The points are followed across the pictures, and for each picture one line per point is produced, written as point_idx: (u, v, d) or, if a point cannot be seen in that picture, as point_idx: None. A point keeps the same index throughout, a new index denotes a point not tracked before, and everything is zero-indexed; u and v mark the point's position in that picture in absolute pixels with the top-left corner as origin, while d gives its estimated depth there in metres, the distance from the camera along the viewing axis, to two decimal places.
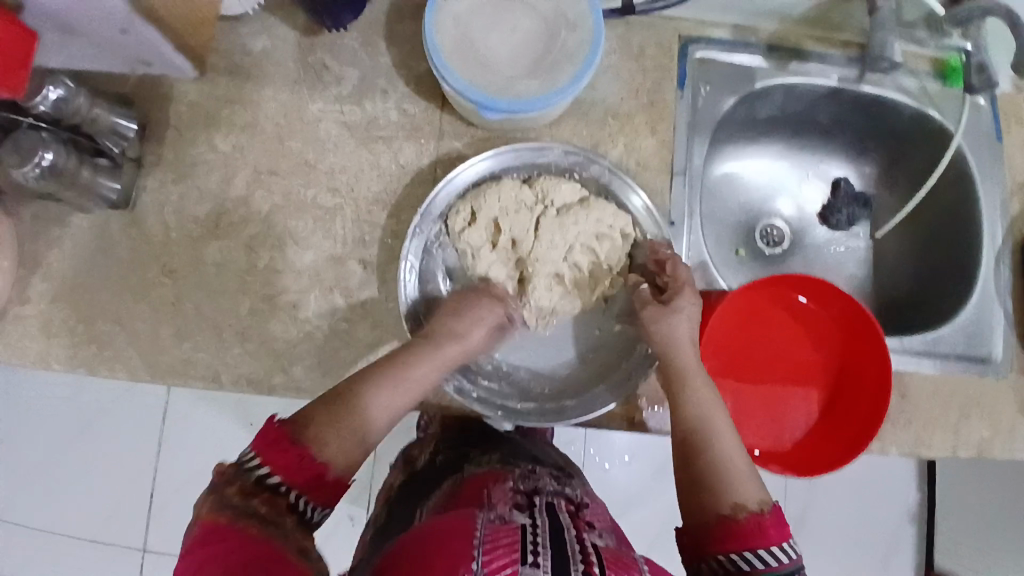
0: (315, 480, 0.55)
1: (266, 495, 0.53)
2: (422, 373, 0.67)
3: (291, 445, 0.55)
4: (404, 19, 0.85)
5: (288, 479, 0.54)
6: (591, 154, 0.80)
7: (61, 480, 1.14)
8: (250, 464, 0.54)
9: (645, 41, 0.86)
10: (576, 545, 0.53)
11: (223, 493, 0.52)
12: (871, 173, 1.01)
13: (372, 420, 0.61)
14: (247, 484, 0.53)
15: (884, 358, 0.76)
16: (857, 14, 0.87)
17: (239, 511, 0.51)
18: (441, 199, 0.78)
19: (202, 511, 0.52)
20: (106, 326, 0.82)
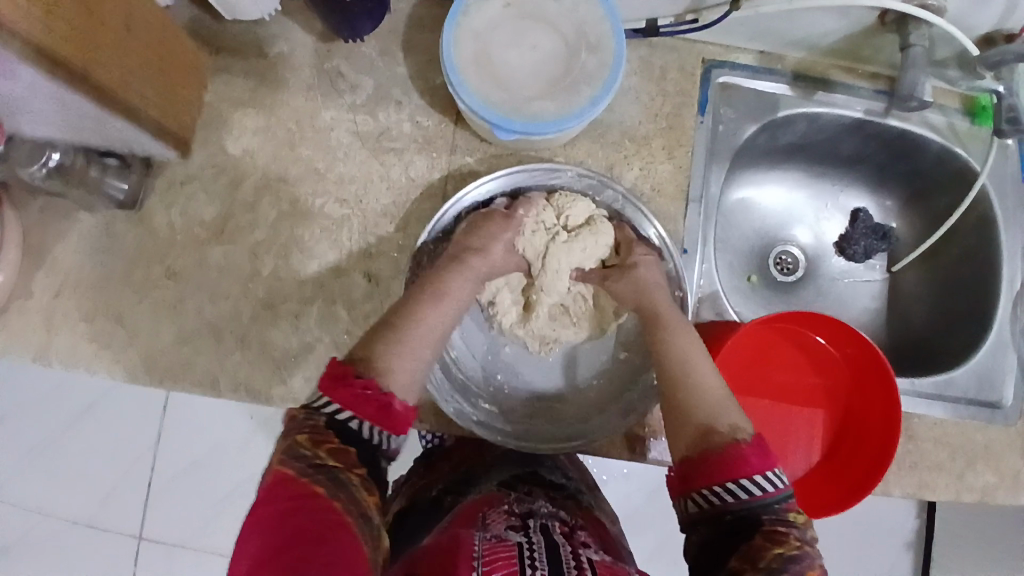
0: (385, 410, 0.53)
1: (338, 440, 0.51)
2: (457, 288, 0.67)
3: (354, 380, 0.53)
4: (424, 29, 0.84)
5: (358, 413, 0.52)
6: (604, 179, 0.78)
7: (54, 464, 1.09)
8: (321, 405, 0.53)
9: (668, 64, 0.85)
10: (573, 564, 0.52)
11: (296, 440, 0.50)
12: (891, 207, 0.98)
13: (422, 336, 0.61)
14: (320, 425, 0.51)
15: (892, 403, 0.74)
16: (886, 49, 0.84)
17: (311, 461, 0.49)
18: (449, 216, 0.77)
19: (275, 455, 0.50)
20: (107, 325, 0.81)
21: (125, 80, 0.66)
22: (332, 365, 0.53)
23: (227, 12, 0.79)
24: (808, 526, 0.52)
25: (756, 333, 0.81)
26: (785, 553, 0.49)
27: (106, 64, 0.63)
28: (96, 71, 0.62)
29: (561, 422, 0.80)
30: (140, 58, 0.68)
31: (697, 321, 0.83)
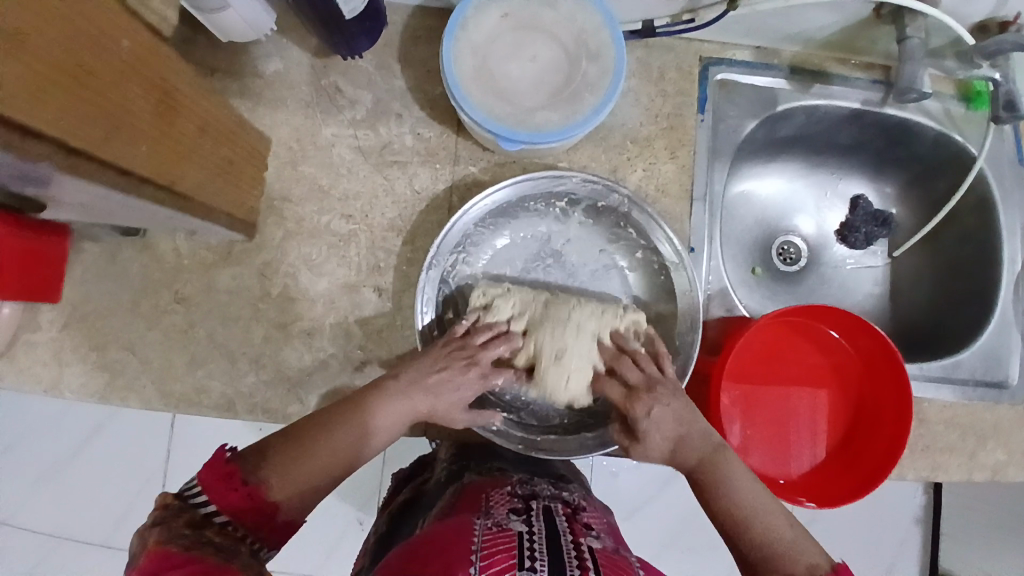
0: (264, 519, 0.51)
1: (218, 531, 0.47)
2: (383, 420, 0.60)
3: (241, 483, 0.50)
4: (420, 40, 0.83)
5: (237, 519, 0.49)
6: (611, 184, 0.77)
7: (69, 488, 1.08)
8: (198, 500, 0.48)
9: (666, 64, 0.86)
10: (572, 549, 0.54)
11: (167, 521, 0.45)
12: (891, 193, 0.99)
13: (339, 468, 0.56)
14: (196, 518, 0.47)
15: (904, 392, 0.76)
16: (883, 40, 0.84)
17: (193, 539, 0.44)
18: (458, 227, 0.77)
19: (144, 541, 0.44)
20: (118, 354, 0.81)
21: (204, 187, 0.64)
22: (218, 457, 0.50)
23: (220, 34, 0.75)
24: None
25: (769, 327, 0.82)
26: None
27: (190, 174, 0.61)
28: (183, 185, 0.59)
29: (579, 426, 0.81)
30: (212, 164, 0.66)
31: (707, 318, 0.85)
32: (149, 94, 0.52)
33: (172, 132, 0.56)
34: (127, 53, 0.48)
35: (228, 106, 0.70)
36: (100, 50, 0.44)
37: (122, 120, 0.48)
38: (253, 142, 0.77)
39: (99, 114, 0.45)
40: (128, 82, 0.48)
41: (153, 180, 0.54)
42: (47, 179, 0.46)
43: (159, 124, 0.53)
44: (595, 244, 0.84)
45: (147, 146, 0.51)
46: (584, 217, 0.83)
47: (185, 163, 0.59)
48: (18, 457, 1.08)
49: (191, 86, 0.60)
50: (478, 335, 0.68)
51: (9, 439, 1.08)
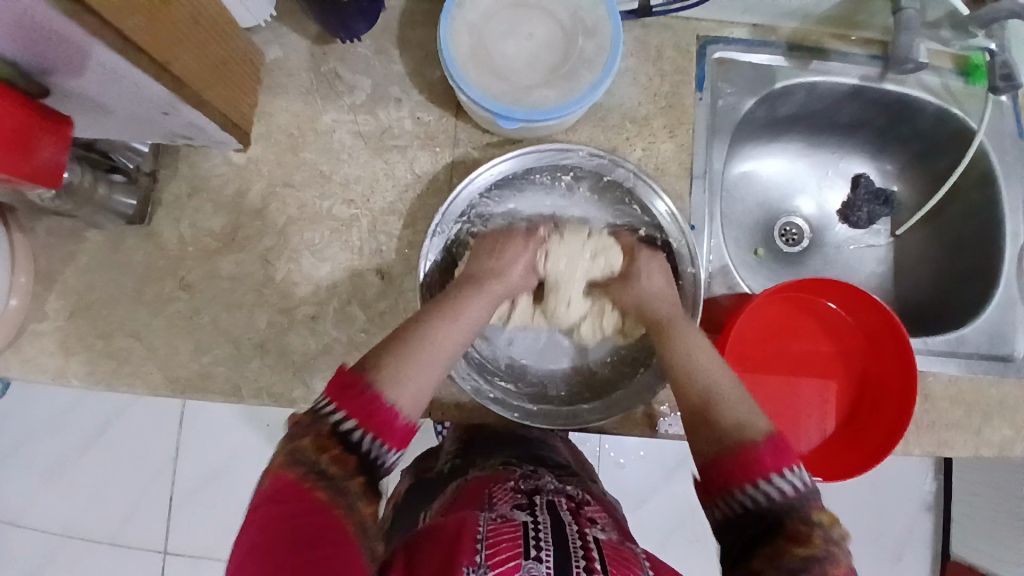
0: (388, 424, 0.51)
1: (341, 447, 0.49)
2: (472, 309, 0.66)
3: (362, 390, 0.51)
4: (418, 25, 0.84)
5: (362, 424, 0.50)
6: (615, 157, 0.78)
7: (78, 482, 1.09)
8: (327, 410, 0.50)
9: (663, 43, 0.86)
10: (577, 540, 0.54)
11: (298, 443, 0.48)
12: (892, 171, 0.99)
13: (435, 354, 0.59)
14: (324, 430, 0.49)
15: (907, 363, 0.76)
16: (881, 12, 0.84)
17: (313, 469, 0.47)
18: (462, 199, 0.77)
19: (275, 457, 0.48)
20: (123, 341, 0.81)
21: (199, 81, 0.66)
22: (341, 372, 0.52)
23: None
24: (838, 526, 0.48)
25: (770, 304, 0.82)
26: (808, 554, 0.45)
27: (183, 59, 0.62)
28: (179, 71, 0.61)
29: (578, 400, 0.82)
30: (209, 59, 0.67)
31: (711, 296, 0.85)
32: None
33: (163, 13, 0.56)
34: None
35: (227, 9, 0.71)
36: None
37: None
38: (248, 56, 0.78)
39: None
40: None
41: (150, 52, 0.55)
42: (68, 45, 0.50)
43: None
44: (598, 220, 0.85)
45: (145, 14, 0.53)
46: (590, 192, 0.84)
47: (175, 45, 0.60)
48: (27, 455, 1.09)
49: None
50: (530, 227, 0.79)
51: (19, 433, 1.09)
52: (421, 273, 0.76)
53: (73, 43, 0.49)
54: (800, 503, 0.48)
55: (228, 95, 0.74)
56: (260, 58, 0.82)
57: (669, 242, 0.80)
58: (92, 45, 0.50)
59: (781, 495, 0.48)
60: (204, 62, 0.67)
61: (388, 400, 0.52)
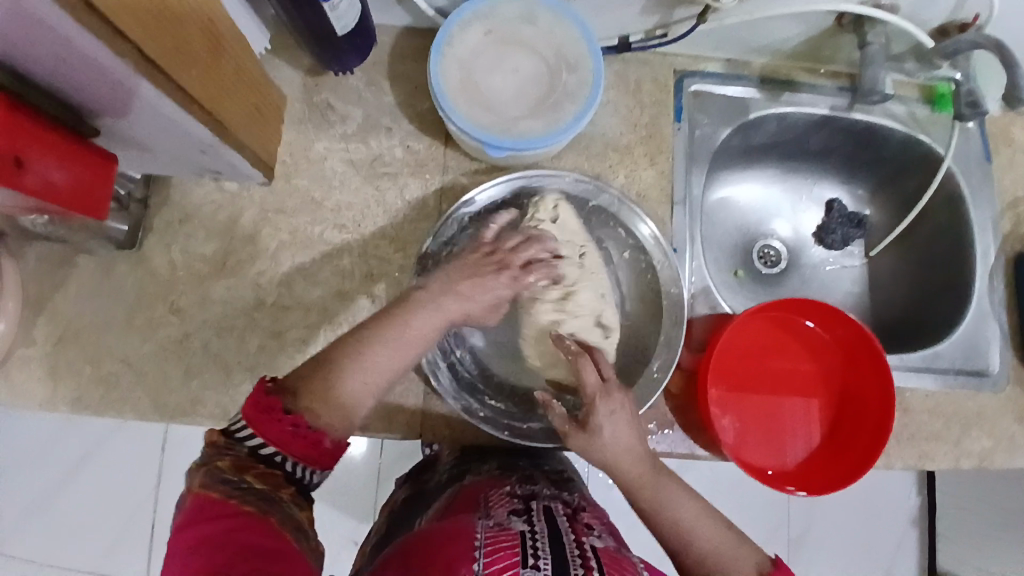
0: (314, 446, 0.53)
1: (264, 468, 0.52)
2: (419, 330, 0.62)
3: (283, 414, 0.52)
4: (407, 58, 0.87)
5: (283, 449, 0.52)
6: (600, 183, 0.81)
7: (58, 512, 1.06)
8: (242, 435, 0.52)
9: (641, 76, 0.90)
10: (574, 548, 0.55)
11: (216, 465, 0.51)
12: (863, 195, 1.03)
13: (372, 379, 0.57)
14: (241, 457, 0.52)
15: (884, 377, 0.78)
16: (846, 48, 0.89)
17: (240, 485, 0.50)
18: (454, 220, 0.80)
19: (194, 478, 0.51)
20: (113, 367, 0.81)
21: (240, 122, 0.69)
22: (259, 395, 0.52)
23: None
24: None
25: (751, 322, 0.85)
26: None
27: (229, 108, 0.65)
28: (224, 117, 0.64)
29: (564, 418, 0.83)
30: (247, 103, 0.71)
31: (693, 316, 0.87)
32: (203, 34, 0.56)
33: (215, 66, 0.60)
34: None
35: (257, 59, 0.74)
36: None
37: (179, 42, 0.52)
38: (275, 97, 0.81)
39: (161, 28, 0.49)
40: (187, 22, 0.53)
41: (201, 103, 0.58)
42: (124, 91, 0.52)
43: (205, 55, 0.58)
44: None
45: (200, 75, 0.57)
46: None
47: (225, 99, 0.64)
48: (5, 487, 1.06)
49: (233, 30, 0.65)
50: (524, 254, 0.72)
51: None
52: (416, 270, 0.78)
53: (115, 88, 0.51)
54: None
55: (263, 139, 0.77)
56: (282, 103, 0.84)
57: (653, 263, 0.83)
58: (144, 91, 0.52)
59: None
60: (245, 108, 0.70)
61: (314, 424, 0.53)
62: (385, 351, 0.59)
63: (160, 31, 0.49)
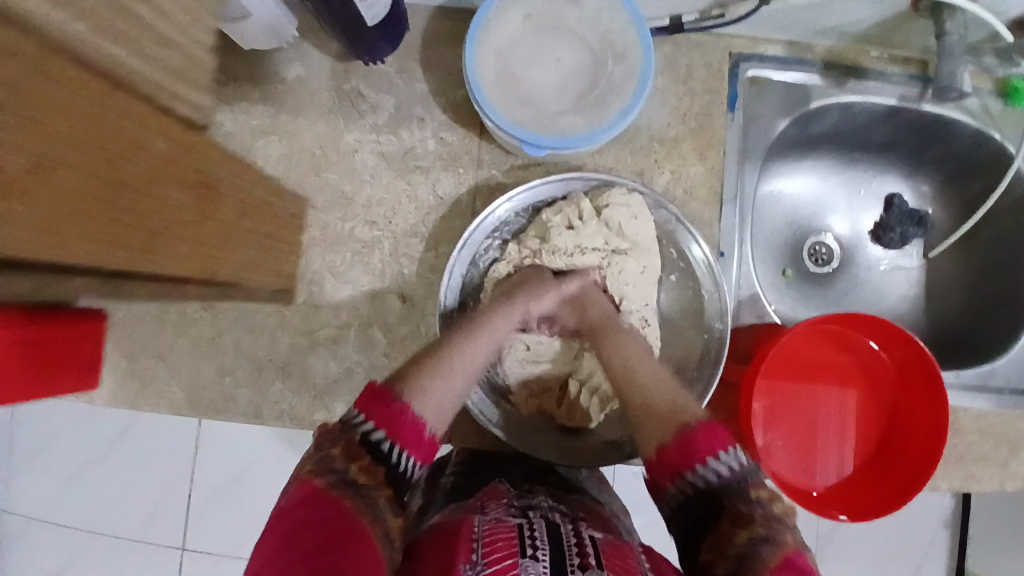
0: (416, 436, 0.54)
1: (369, 457, 0.51)
2: (494, 319, 0.68)
3: (396, 400, 0.54)
4: (442, 42, 0.82)
5: (393, 435, 0.52)
6: (660, 199, 0.77)
7: (98, 488, 1.09)
8: (356, 421, 0.52)
9: (694, 62, 0.84)
10: (573, 540, 0.53)
11: (327, 452, 0.50)
12: (928, 192, 0.96)
13: (455, 368, 0.62)
14: (354, 441, 0.51)
15: (940, 402, 0.74)
16: (918, 34, 0.81)
17: (340, 476, 0.49)
18: (492, 220, 0.76)
19: (303, 467, 0.50)
20: (147, 362, 0.81)
21: (247, 266, 0.66)
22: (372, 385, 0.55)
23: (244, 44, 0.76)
24: (777, 500, 0.52)
25: (804, 334, 0.80)
26: (753, 535, 0.49)
27: (238, 252, 0.63)
28: (230, 266, 0.61)
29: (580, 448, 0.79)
30: (259, 235, 0.68)
31: (738, 325, 0.83)
32: (197, 192, 0.52)
33: (217, 216, 0.56)
34: (164, 150, 0.47)
35: (253, 167, 0.69)
36: (147, 157, 0.44)
37: (173, 223, 0.48)
38: (291, 209, 0.77)
39: (153, 213, 0.45)
40: (173, 182, 0.48)
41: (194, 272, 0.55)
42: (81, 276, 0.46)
43: (206, 211, 0.54)
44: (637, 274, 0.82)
45: (187, 244, 0.51)
46: None
47: (232, 244, 0.61)
48: (48, 456, 1.09)
49: (232, 166, 0.61)
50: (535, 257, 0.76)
51: (43, 439, 1.09)
52: (449, 268, 0.75)
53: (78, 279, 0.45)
54: (737, 483, 0.53)
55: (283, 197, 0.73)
56: (305, 206, 0.81)
57: (699, 278, 0.79)
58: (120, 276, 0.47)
59: (718, 476, 0.53)
60: (268, 231, 0.70)
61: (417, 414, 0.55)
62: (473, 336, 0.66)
63: (154, 214, 0.46)
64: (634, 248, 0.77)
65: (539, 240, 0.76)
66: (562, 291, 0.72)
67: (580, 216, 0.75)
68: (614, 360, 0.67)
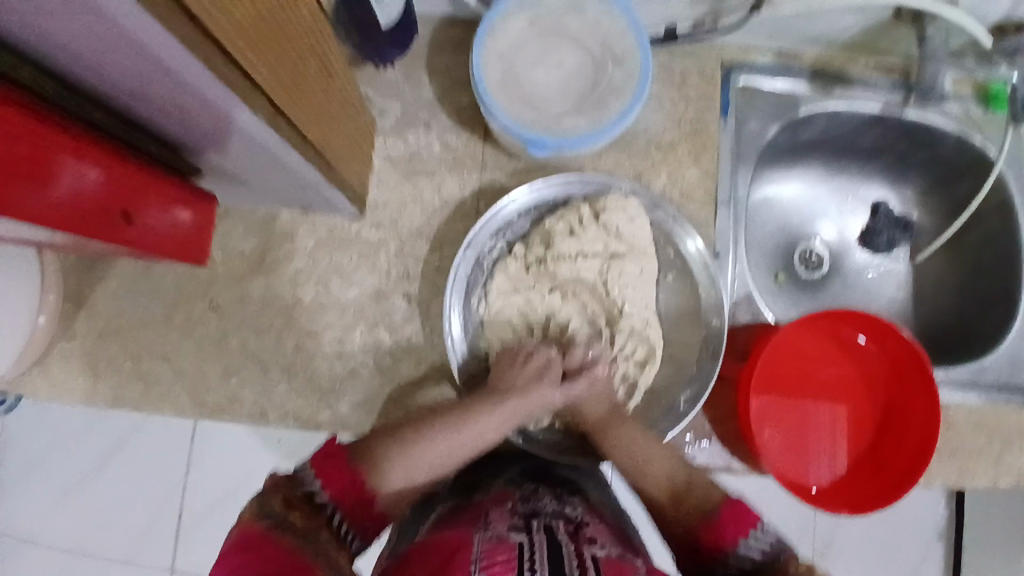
0: (355, 488, 0.57)
1: (309, 507, 0.53)
2: (488, 421, 0.68)
3: (347, 469, 0.57)
4: (446, 50, 0.85)
5: (338, 502, 0.55)
6: (657, 200, 0.80)
7: (91, 501, 1.08)
8: (308, 480, 0.55)
9: (688, 69, 0.87)
10: (572, 562, 0.53)
11: (267, 499, 0.52)
12: (912, 196, 0.99)
13: (434, 458, 0.64)
14: (294, 493, 0.53)
15: (931, 398, 0.77)
16: (904, 41, 0.85)
17: (279, 521, 0.50)
18: (500, 219, 0.79)
19: (244, 513, 0.51)
20: (152, 364, 0.81)
21: (342, 161, 0.71)
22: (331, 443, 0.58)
23: None
24: None
25: (799, 331, 0.81)
26: None
27: (336, 143, 0.68)
28: (331, 152, 0.66)
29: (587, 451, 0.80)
30: (348, 139, 0.72)
31: (734, 323, 0.85)
32: (314, 58, 0.58)
33: (324, 97, 0.62)
34: (302, 21, 0.54)
35: (349, 79, 0.73)
36: (286, 11, 0.49)
37: (296, 74, 0.54)
38: (367, 124, 0.80)
39: (282, 62, 0.50)
40: (298, 47, 0.54)
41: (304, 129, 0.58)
42: (217, 122, 0.49)
43: (317, 88, 0.60)
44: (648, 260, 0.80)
45: (303, 103, 0.55)
46: None
47: (332, 131, 0.66)
48: (41, 470, 1.08)
49: (337, 63, 0.68)
50: (538, 259, 0.77)
51: (35, 451, 1.07)
52: (455, 266, 0.77)
53: (231, 121, 0.48)
54: (771, 563, 0.53)
55: (364, 149, 0.79)
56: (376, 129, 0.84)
57: (695, 273, 0.81)
58: (240, 117, 0.48)
59: (755, 559, 0.54)
60: (351, 159, 0.74)
61: (369, 486, 0.58)
62: (462, 431, 0.67)
63: (282, 65, 0.50)
64: (631, 251, 0.78)
65: (541, 246, 0.78)
66: (566, 393, 0.72)
67: (580, 222, 0.77)
68: (621, 458, 0.69)
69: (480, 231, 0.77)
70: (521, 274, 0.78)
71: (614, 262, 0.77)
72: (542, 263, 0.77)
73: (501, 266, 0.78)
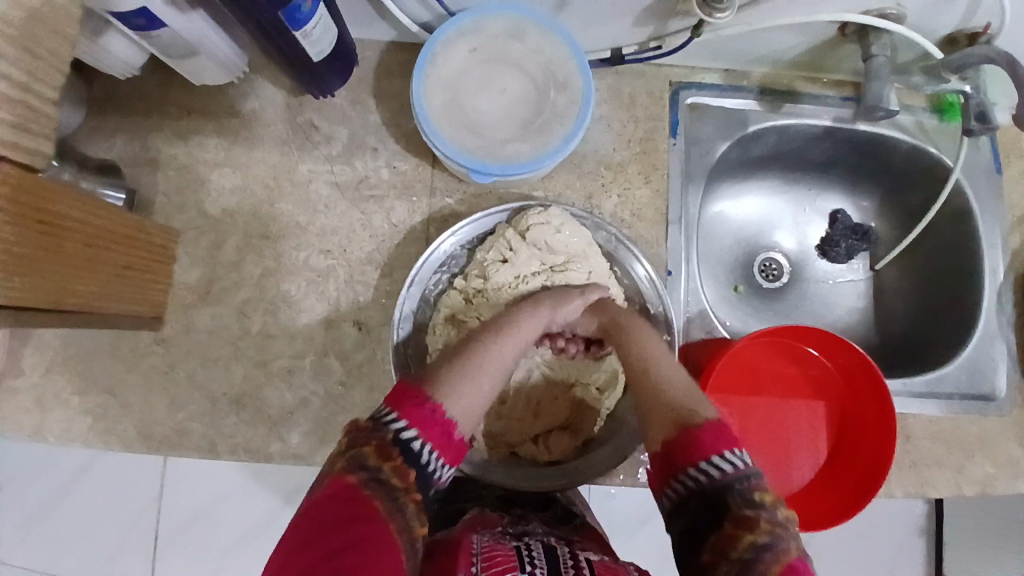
0: (446, 436, 0.54)
1: (401, 458, 0.51)
2: (527, 322, 0.67)
3: (425, 400, 0.55)
4: (393, 74, 0.84)
5: (424, 433, 0.53)
6: (600, 221, 0.79)
7: (54, 540, 1.02)
8: (391, 418, 0.53)
9: (636, 90, 0.87)
10: (571, 559, 0.53)
11: (359, 447, 0.50)
12: (869, 207, 0.99)
13: (487, 366, 0.61)
14: (387, 441, 0.51)
15: (885, 407, 0.76)
16: (850, 58, 0.85)
17: (373, 475, 0.49)
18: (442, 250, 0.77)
19: (334, 463, 0.50)
20: (98, 398, 0.80)
21: (104, 301, 0.67)
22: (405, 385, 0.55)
23: (199, 80, 0.78)
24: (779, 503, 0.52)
25: (752, 346, 0.82)
26: (756, 541, 0.49)
27: (95, 291, 0.64)
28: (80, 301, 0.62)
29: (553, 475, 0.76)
30: (119, 272, 0.69)
31: (687, 340, 0.84)
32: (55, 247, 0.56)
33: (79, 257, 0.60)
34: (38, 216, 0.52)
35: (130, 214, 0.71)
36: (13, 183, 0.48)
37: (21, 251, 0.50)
38: (155, 240, 0.76)
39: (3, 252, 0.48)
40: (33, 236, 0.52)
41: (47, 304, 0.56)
42: None
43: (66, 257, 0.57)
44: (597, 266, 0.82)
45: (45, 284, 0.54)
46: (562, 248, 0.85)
47: (89, 282, 0.63)
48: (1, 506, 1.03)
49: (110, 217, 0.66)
50: (482, 288, 0.77)
51: None
52: (400, 301, 0.76)
53: None
54: (739, 481, 0.53)
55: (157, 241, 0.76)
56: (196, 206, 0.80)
57: (643, 297, 0.80)
58: None
59: (726, 470, 0.53)
60: (127, 279, 0.71)
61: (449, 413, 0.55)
62: (505, 336, 0.65)
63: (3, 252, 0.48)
64: (574, 259, 0.77)
65: (479, 277, 0.77)
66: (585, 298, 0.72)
67: (510, 247, 0.76)
68: (635, 356, 0.66)
69: (428, 260, 0.76)
70: (463, 305, 0.77)
71: (556, 275, 0.77)
72: (481, 293, 0.77)
73: (448, 297, 0.78)
